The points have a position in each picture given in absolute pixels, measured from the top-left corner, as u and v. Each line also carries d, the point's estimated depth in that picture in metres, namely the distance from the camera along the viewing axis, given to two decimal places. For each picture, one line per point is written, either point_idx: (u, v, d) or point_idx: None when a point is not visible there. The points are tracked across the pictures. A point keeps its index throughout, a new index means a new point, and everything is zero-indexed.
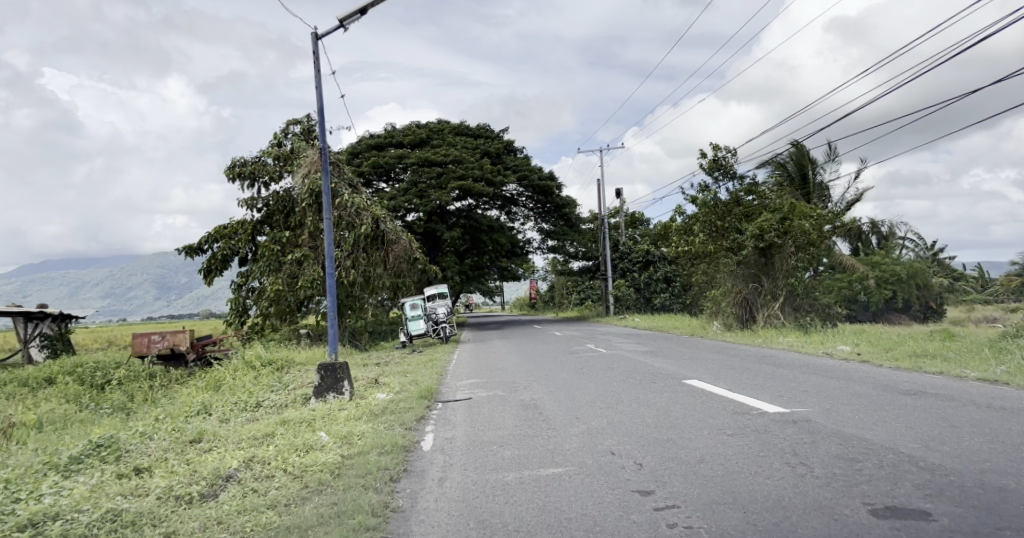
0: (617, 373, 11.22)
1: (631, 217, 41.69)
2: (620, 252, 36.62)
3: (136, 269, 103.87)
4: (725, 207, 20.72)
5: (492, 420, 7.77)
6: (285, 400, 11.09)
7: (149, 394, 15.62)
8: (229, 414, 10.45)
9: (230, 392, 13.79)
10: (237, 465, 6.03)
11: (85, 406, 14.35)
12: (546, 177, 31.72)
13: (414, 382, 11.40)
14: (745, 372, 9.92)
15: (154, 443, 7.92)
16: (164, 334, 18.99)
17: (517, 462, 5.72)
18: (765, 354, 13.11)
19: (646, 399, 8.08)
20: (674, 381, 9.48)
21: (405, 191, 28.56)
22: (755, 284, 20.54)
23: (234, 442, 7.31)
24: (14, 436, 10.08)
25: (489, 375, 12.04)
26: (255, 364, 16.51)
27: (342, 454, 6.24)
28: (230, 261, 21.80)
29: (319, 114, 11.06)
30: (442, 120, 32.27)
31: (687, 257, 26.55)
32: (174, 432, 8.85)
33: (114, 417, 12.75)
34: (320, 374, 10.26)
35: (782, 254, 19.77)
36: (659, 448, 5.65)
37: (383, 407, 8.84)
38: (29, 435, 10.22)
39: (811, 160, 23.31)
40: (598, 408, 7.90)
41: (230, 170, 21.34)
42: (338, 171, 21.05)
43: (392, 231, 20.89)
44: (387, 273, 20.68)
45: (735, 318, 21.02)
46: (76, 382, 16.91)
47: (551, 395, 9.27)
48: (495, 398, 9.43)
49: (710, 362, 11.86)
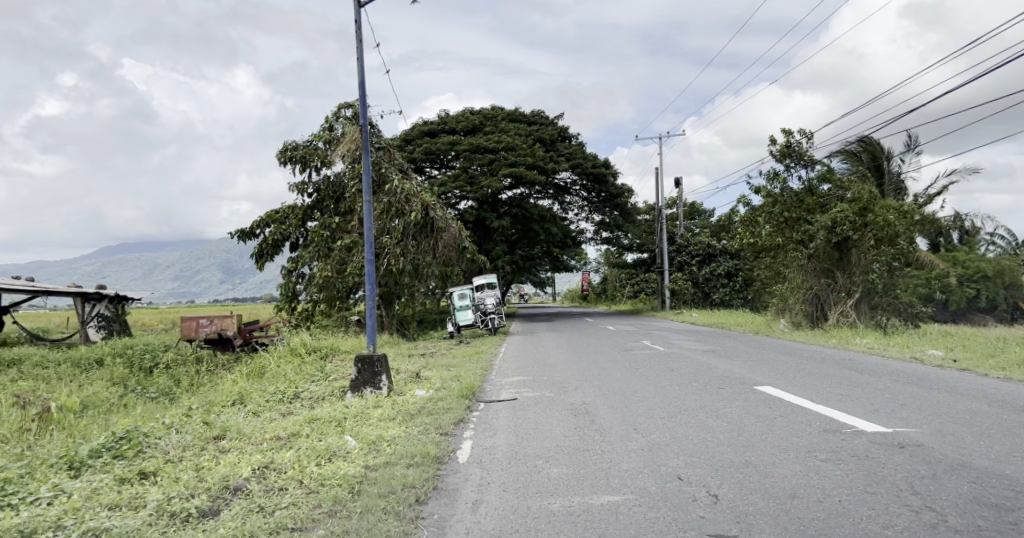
0: (677, 375, 10.23)
1: (689, 208, 40.24)
2: (677, 245, 35.13)
3: (202, 255, 107.10)
4: (794, 198, 19.35)
5: (540, 428, 6.92)
6: (322, 393, 10.47)
7: (195, 380, 15.31)
8: (263, 406, 9.86)
9: (272, 380, 13.36)
10: (249, 473, 5.35)
11: (131, 389, 14.09)
12: (601, 164, 30.56)
13: (457, 378, 10.65)
14: (828, 380, 8.85)
15: (178, 439, 7.36)
16: (211, 319, 18.82)
17: (566, 486, 4.88)
18: (846, 358, 11.94)
19: (717, 411, 7.11)
20: (745, 387, 8.52)
21: (456, 178, 27.92)
22: (827, 280, 19.12)
23: (255, 442, 6.65)
24: (56, 420, 9.77)
25: (537, 372, 11.20)
26: (301, 351, 16.09)
27: (365, 466, 5.47)
28: (281, 246, 21.51)
29: (363, 92, 10.46)
30: (495, 107, 31.44)
31: (752, 250, 25.09)
32: (204, 425, 8.28)
33: (156, 403, 12.43)
34: (358, 367, 9.59)
35: (858, 249, 18.36)
36: (739, 476, 4.70)
37: (421, 407, 8.07)
38: (72, 420, 9.89)
39: (885, 149, 21.22)
40: (660, 419, 6.97)
41: (282, 154, 21.00)
42: (388, 155, 20.42)
43: (441, 218, 20.10)
44: (437, 261, 19.95)
45: (804, 316, 19.65)
46: (125, 364, 16.66)
47: (604, 399, 8.38)
48: (543, 400, 8.59)
49: (785, 366, 10.83)
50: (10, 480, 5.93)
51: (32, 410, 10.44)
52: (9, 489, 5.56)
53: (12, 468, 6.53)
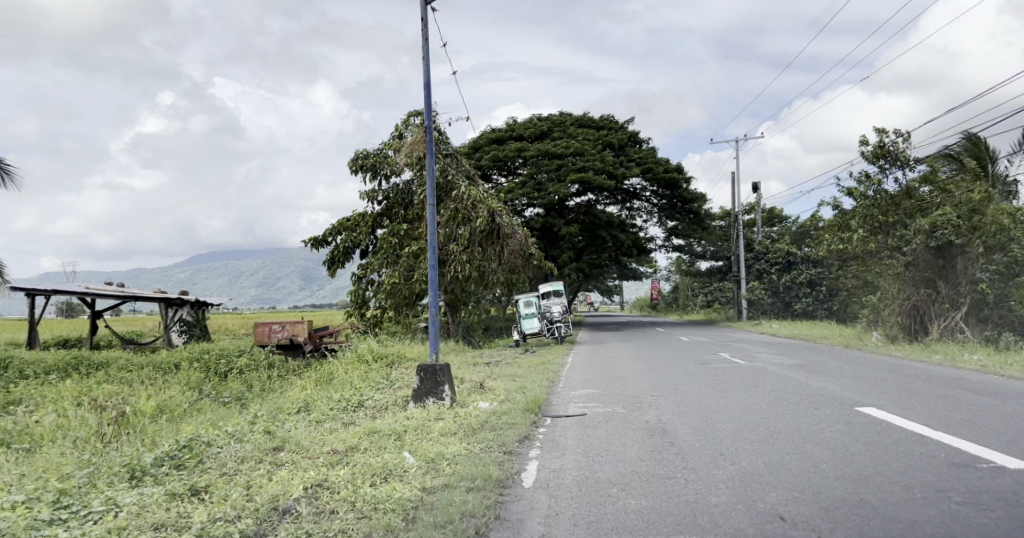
0: (763, 392, 9.44)
1: (767, 214, 38.58)
2: (755, 252, 34.00)
3: (282, 262, 110.56)
4: (890, 200, 19.13)
5: (612, 448, 6.32)
6: (386, 402, 10.13)
7: (267, 385, 15.28)
8: (326, 415, 9.55)
9: (338, 388, 13.13)
10: (300, 492, 4.95)
11: (206, 392, 14.12)
12: (673, 169, 29.47)
13: (522, 389, 10.08)
14: (944, 406, 8.02)
15: (239, 447, 7.02)
16: (283, 324, 18.87)
17: (648, 521, 4.31)
18: (954, 376, 11.55)
19: (815, 438, 6.39)
20: (846, 411, 7.76)
21: (524, 185, 27.58)
22: (929, 290, 18.12)
23: (312, 456, 6.22)
24: (127, 422, 9.65)
25: (608, 385, 10.60)
26: (368, 357, 15.87)
27: (422, 489, 5.00)
28: (352, 253, 21.55)
29: (428, 92, 10.17)
30: (564, 112, 30.84)
31: (839, 256, 23.80)
32: (267, 435, 7.82)
33: (227, 408, 12.30)
34: (420, 376, 9.20)
35: (966, 256, 17.18)
36: (855, 521, 4.06)
37: (484, 421, 7.58)
38: (141, 422, 9.76)
39: (990, 151, 18.90)
40: (749, 444, 6.29)
41: (353, 162, 21.08)
42: (456, 162, 20.19)
43: (509, 225, 19.62)
44: (502, 269, 19.43)
45: (901, 328, 18.75)
46: (201, 368, 16.22)
47: (682, 417, 7.71)
48: (615, 416, 7.99)
49: (886, 386, 10.02)
50: (66, 492, 5.24)
51: (109, 413, 10.13)
52: (64, 501, 4.95)
53: (71, 478, 5.96)
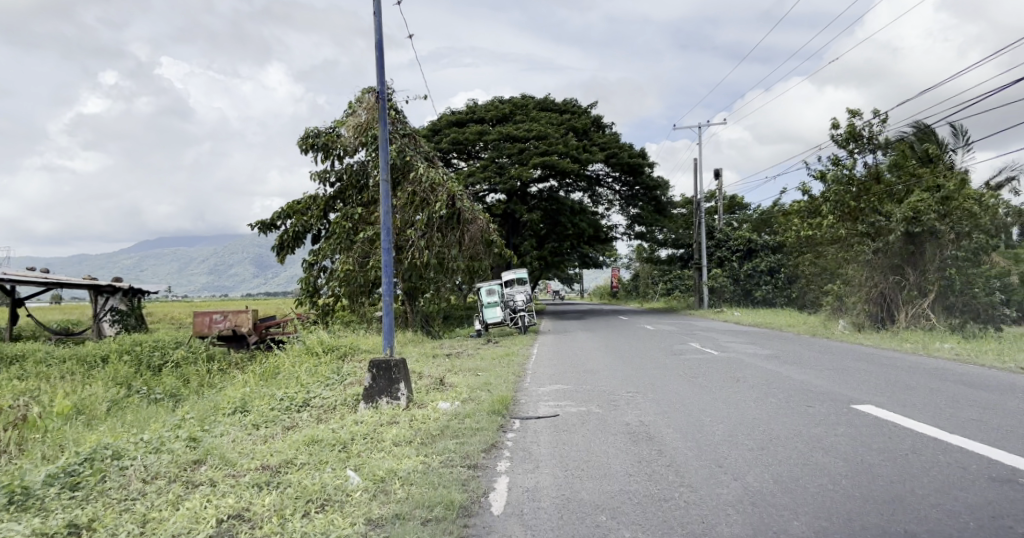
0: (747, 387, 8.69)
1: (728, 202, 38.40)
2: (716, 240, 33.64)
3: (235, 249, 107.30)
4: (860, 187, 18.77)
5: (592, 460, 5.45)
6: (335, 401, 9.08)
7: (206, 380, 14.03)
8: (265, 417, 8.45)
9: (283, 384, 11.99)
10: (212, 530, 3.98)
11: (135, 387, 12.84)
12: (637, 155, 28.82)
13: (487, 386, 9.14)
14: (945, 402, 7.44)
15: (153, 459, 5.89)
16: (225, 314, 17.53)
17: None
18: (934, 367, 11.03)
19: (820, 445, 5.64)
20: (846, 409, 7.04)
21: (485, 168, 26.60)
22: (897, 277, 17.84)
23: (237, 474, 5.18)
24: (30, 426, 8.36)
25: (579, 379, 9.74)
26: (318, 349, 14.78)
27: (366, 522, 4.07)
28: (303, 238, 20.27)
29: (382, 59, 9.13)
30: (526, 96, 29.80)
31: (805, 243, 23.47)
32: (189, 443, 6.69)
33: (159, 406, 11.11)
34: (372, 374, 8.19)
35: (935, 243, 16.86)
36: None
37: (444, 426, 6.62)
38: (47, 426, 8.47)
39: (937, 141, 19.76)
40: (749, 451, 5.50)
41: (303, 141, 19.76)
42: (414, 143, 19.07)
43: (469, 209, 18.52)
44: (463, 256, 18.45)
45: (867, 317, 18.42)
46: (132, 361, 14.86)
47: (666, 419, 6.87)
48: (590, 417, 7.11)
49: (874, 379, 9.44)
50: None
51: (12, 415, 8.83)
52: None
53: None
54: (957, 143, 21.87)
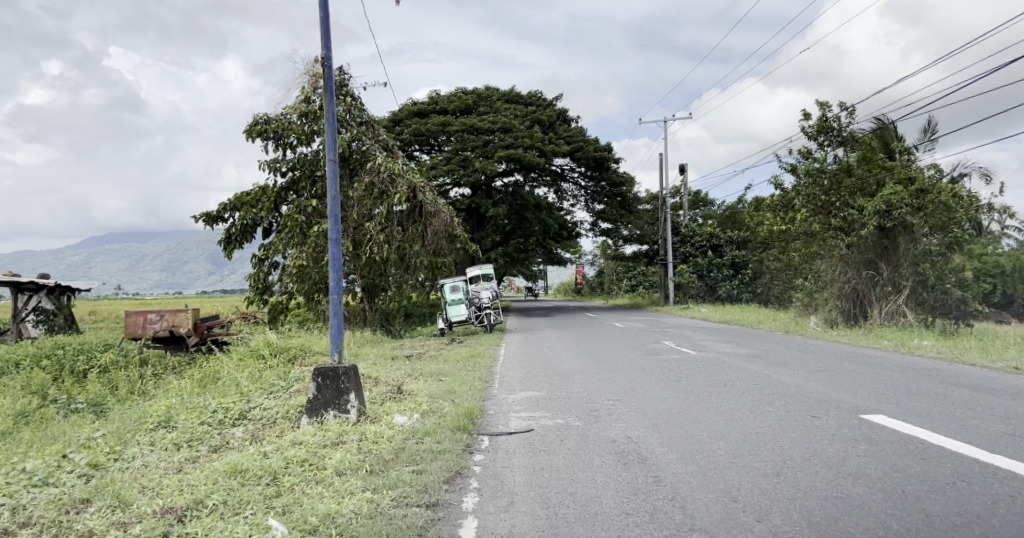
0: (740, 394, 7.80)
1: (693, 197, 37.86)
2: (681, 235, 32.78)
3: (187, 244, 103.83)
4: (830, 179, 17.75)
5: (578, 493, 4.46)
6: (275, 414, 7.90)
7: (137, 387, 12.69)
8: (192, 434, 7.25)
9: (223, 392, 10.73)
10: None
11: (51, 396, 11.43)
12: (602, 148, 27.84)
13: (451, 395, 8.08)
14: (966, 412, 6.63)
15: (26, 498, 4.68)
16: (163, 314, 15.95)
17: None
18: (928, 368, 10.31)
19: (845, 468, 4.76)
20: (859, 423, 6.19)
21: (448, 160, 25.45)
22: (871, 272, 17.27)
23: (130, 523, 4.07)
24: None
25: (551, 385, 8.74)
26: (263, 352, 13.49)
27: None
28: (253, 232, 18.90)
29: (327, 31, 7.99)
30: (490, 87, 28.67)
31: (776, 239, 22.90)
32: (87, 473, 5.50)
33: (75, 419, 9.75)
34: (317, 383, 7.08)
35: (909, 237, 16.32)
36: None
37: (401, 447, 5.59)
38: None
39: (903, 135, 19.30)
40: (769, 479, 4.59)
41: (252, 128, 18.28)
42: (372, 131, 17.83)
43: (432, 202, 17.35)
44: (425, 250, 17.30)
45: (840, 313, 17.84)
46: (53, 367, 13.39)
47: (659, 434, 5.95)
48: (570, 432, 6.12)
49: (875, 382, 8.63)
50: None
51: None
52: None
53: None
54: (924, 139, 21.47)
